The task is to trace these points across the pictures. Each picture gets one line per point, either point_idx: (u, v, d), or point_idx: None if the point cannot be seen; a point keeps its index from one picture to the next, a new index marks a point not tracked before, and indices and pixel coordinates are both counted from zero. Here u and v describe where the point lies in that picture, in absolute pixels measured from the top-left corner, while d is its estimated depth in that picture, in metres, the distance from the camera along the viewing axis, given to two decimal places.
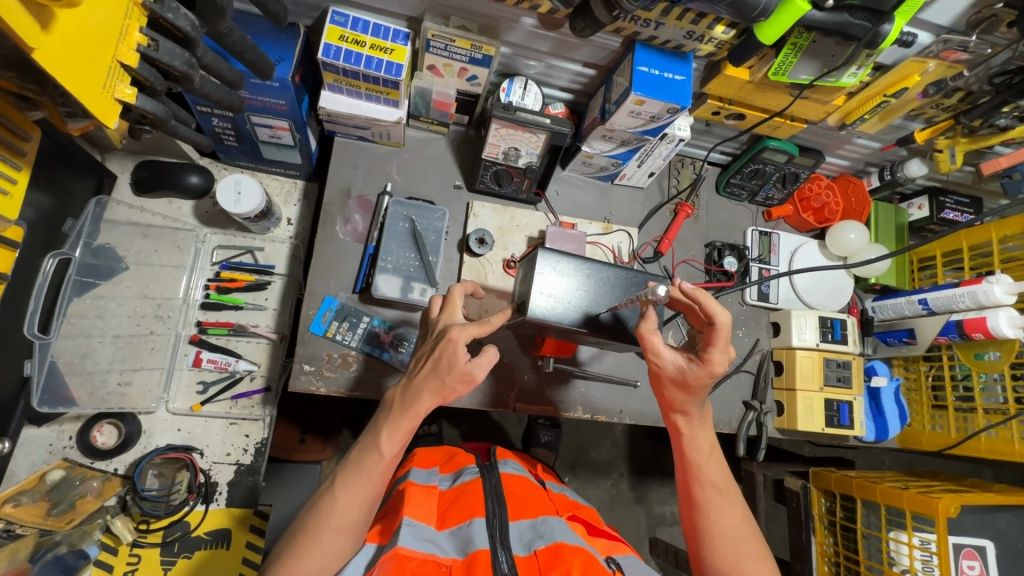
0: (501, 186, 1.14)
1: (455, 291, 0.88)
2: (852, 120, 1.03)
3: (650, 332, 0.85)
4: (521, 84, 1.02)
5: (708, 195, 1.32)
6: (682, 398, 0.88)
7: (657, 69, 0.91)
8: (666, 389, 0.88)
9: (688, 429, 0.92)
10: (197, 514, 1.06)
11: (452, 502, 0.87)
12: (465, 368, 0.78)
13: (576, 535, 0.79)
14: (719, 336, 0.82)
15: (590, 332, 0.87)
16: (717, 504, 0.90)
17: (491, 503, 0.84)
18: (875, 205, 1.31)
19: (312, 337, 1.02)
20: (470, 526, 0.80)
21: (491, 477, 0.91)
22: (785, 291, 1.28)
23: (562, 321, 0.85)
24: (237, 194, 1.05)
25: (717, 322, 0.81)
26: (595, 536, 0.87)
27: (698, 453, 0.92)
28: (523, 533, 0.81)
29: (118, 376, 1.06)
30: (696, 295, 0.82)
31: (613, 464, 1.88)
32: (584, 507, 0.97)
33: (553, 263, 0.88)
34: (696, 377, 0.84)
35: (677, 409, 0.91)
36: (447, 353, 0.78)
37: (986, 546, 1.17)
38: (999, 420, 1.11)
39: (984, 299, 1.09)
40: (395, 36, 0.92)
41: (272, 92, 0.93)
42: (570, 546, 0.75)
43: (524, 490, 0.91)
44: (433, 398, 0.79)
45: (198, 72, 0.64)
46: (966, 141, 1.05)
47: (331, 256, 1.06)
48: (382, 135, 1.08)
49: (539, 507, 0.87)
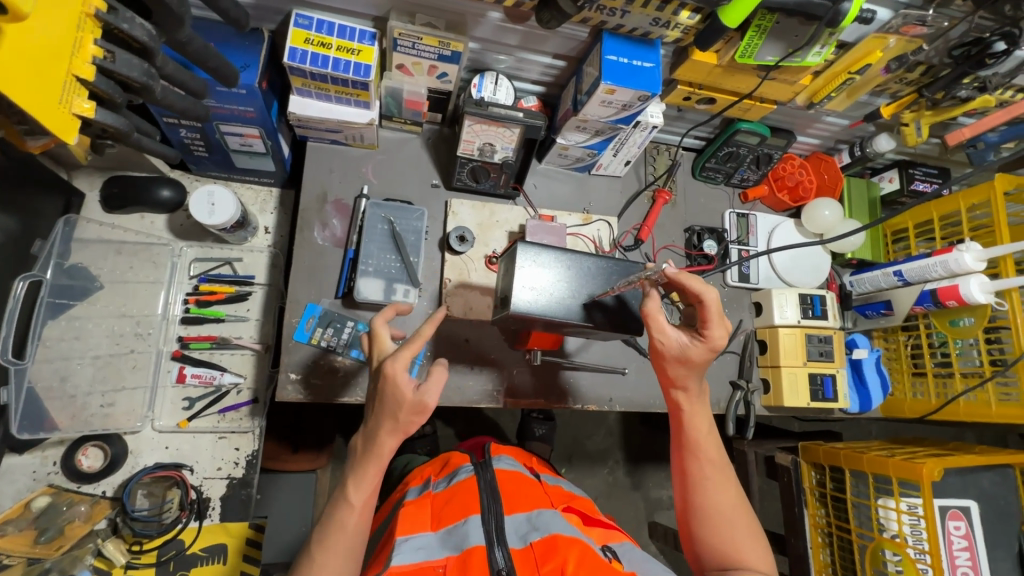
0: (479, 182, 1.14)
1: (377, 322, 0.84)
2: (820, 99, 1.04)
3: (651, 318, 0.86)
4: (492, 78, 1.04)
5: (685, 180, 1.33)
6: (687, 374, 0.91)
7: (626, 57, 0.91)
8: (669, 367, 0.91)
9: (688, 406, 0.94)
10: (191, 531, 1.04)
11: (445, 503, 0.87)
12: (414, 403, 0.75)
13: (570, 526, 0.80)
14: (713, 314, 0.84)
15: (581, 323, 0.88)
16: (712, 486, 0.91)
17: (486, 498, 0.84)
18: (847, 180, 1.34)
19: (297, 346, 1.01)
20: (465, 523, 0.81)
21: (485, 473, 0.91)
22: (765, 271, 1.31)
23: (552, 313, 0.86)
24: (211, 205, 1.03)
25: (707, 302, 0.83)
26: (591, 525, 0.88)
27: (696, 434, 0.94)
28: (518, 527, 0.81)
29: (101, 397, 1.04)
30: (682, 278, 0.82)
31: (608, 453, 1.90)
32: (579, 498, 0.98)
33: (543, 256, 0.88)
34: (696, 354, 0.88)
35: (677, 387, 0.94)
36: (391, 390, 0.75)
37: (971, 507, 1.21)
38: (977, 383, 1.15)
39: (955, 266, 1.12)
40: (362, 37, 0.92)
41: (240, 100, 0.93)
42: (566, 537, 0.76)
43: (519, 485, 0.91)
44: (394, 437, 0.77)
45: (158, 83, 0.63)
46: (931, 114, 1.08)
47: (311, 263, 1.05)
48: (355, 137, 1.07)
49: (533, 500, 0.87)
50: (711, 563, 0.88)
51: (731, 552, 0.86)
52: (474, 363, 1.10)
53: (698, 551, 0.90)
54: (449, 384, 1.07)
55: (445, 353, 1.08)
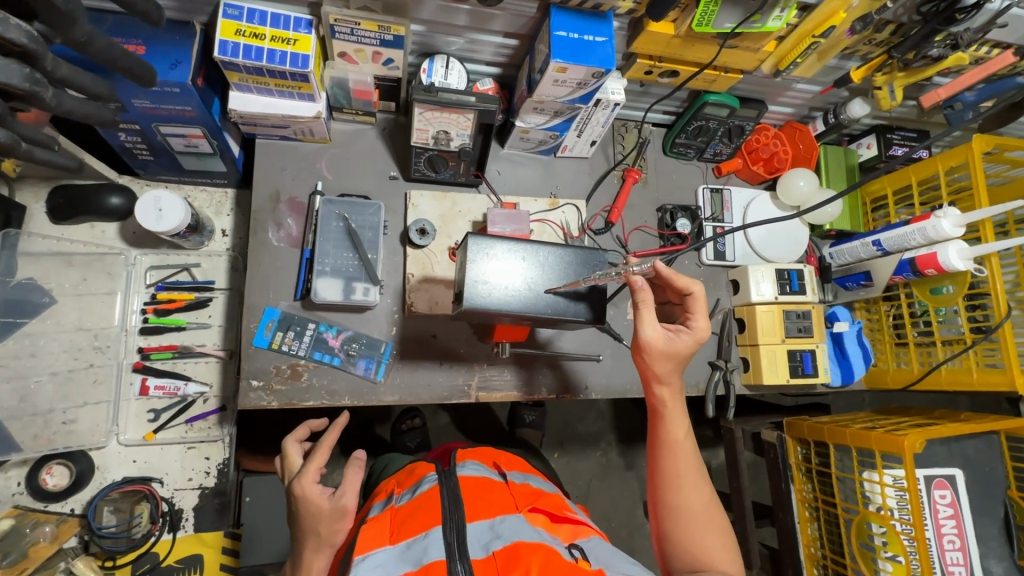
0: (438, 172, 1.09)
1: (289, 448, 0.91)
2: (786, 65, 0.99)
3: (645, 310, 0.89)
4: (443, 62, 0.99)
5: (656, 157, 1.29)
6: (671, 369, 0.94)
7: (576, 32, 0.86)
8: (653, 363, 0.94)
9: (669, 407, 0.97)
10: (164, 544, 1.03)
11: (403, 519, 0.85)
12: (336, 505, 0.81)
13: (534, 531, 0.80)
14: (698, 303, 0.93)
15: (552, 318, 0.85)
16: (682, 487, 0.93)
17: (448, 509, 0.83)
18: (823, 148, 1.30)
19: (257, 352, 0.98)
20: (426, 537, 0.79)
21: (448, 483, 0.90)
22: (741, 248, 1.27)
23: (520, 310, 0.83)
24: (158, 211, 0.99)
25: (695, 293, 0.91)
26: (558, 523, 0.88)
27: (673, 437, 0.96)
28: (481, 535, 0.80)
29: (63, 414, 1.01)
30: (673, 273, 0.91)
31: (600, 436, 1.90)
32: (548, 495, 0.97)
33: (501, 264, 0.84)
34: (682, 345, 0.92)
35: (665, 385, 0.97)
36: (308, 503, 0.81)
37: (956, 475, 1.21)
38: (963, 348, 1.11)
39: (933, 233, 1.08)
40: (297, 25, 0.87)
41: (177, 98, 0.90)
42: (530, 544, 0.76)
43: (484, 491, 0.89)
44: (322, 553, 0.81)
45: (47, 88, 0.59)
46: (903, 75, 1.03)
47: (267, 266, 1.01)
48: (305, 132, 1.03)
49: (498, 506, 0.86)
50: (680, 565, 0.89)
51: (700, 554, 0.88)
52: (442, 359, 1.07)
53: (665, 549, 0.92)
54: (419, 382, 1.05)
55: (412, 350, 1.06)
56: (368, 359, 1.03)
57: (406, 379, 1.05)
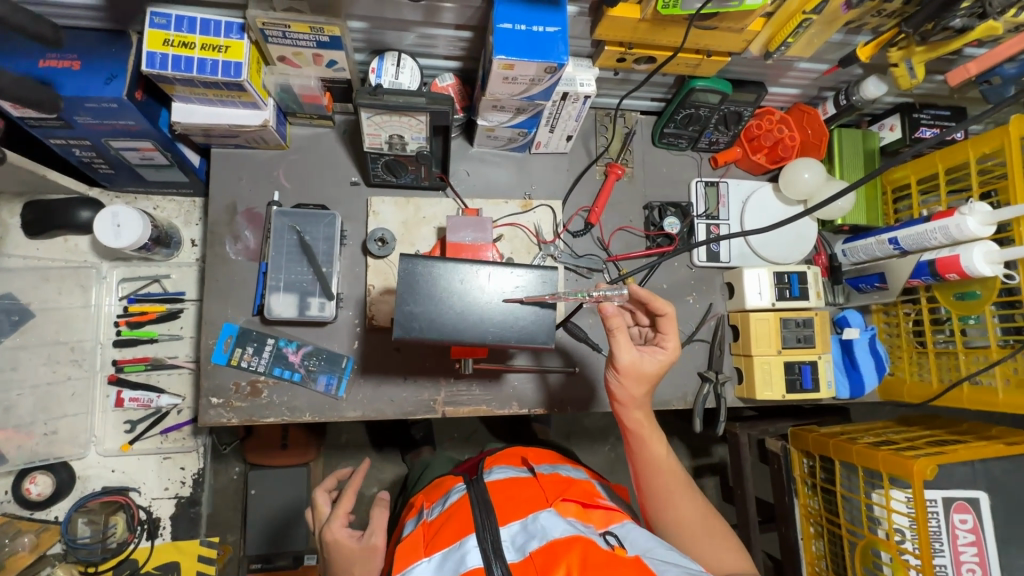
0: (398, 176, 1.03)
1: (318, 497, 1.00)
2: (775, 47, 0.86)
3: (620, 336, 0.87)
4: (394, 60, 0.92)
5: (643, 149, 1.18)
6: (643, 392, 0.93)
7: (523, 23, 0.77)
8: (627, 387, 0.92)
9: (645, 430, 0.93)
10: (142, 551, 1.06)
11: (438, 529, 0.87)
12: (363, 545, 0.87)
13: (567, 524, 0.82)
14: (670, 323, 0.93)
15: (486, 343, 0.75)
16: (675, 502, 0.89)
17: (479, 515, 0.85)
18: (837, 131, 1.15)
19: (217, 368, 0.97)
20: (461, 546, 0.81)
21: (476, 488, 0.92)
22: (738, 248, 1.16)
23: (447, 338, 0.74)
24: (117, 227, 0.99)
25: (667, 314, 0.91)
26: (590, 509, 0.90)
27: (655, 457, 0.92)
28: (515, 535, 0.82)
29: (44, 425, 1.03)
30: (646, 295, 0.89)
31: (608, 429, 1.87)
32: (578, 482, 1.00)
33: (440, 295, 0.74)
34: (652, 367, 0.91)
35: (638, 407, 0.94)
36: (337, 545, 0.88)
37: (980, 498, 1.08)
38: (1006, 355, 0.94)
39: (957, 233, 0.95)
40: (228, 31, 0.81)
41: (117, 113, 0.86)
42: (564, 538, 0.78)
43: (513, 491, 0.92)
44: None
45: None
46: (922, 50, 0.88)
47: (225, 281, 0.99)
48: (257, 140, 0.99)
49: (529, 504, 0.89)
50: None
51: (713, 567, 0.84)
52: (406, 373, 1.03)
53: None
54: (382, 397, 1.02)
55: (375, 364, 1.02)
56: (329, 375, 1.00)
57: (369, 394, 1.02)
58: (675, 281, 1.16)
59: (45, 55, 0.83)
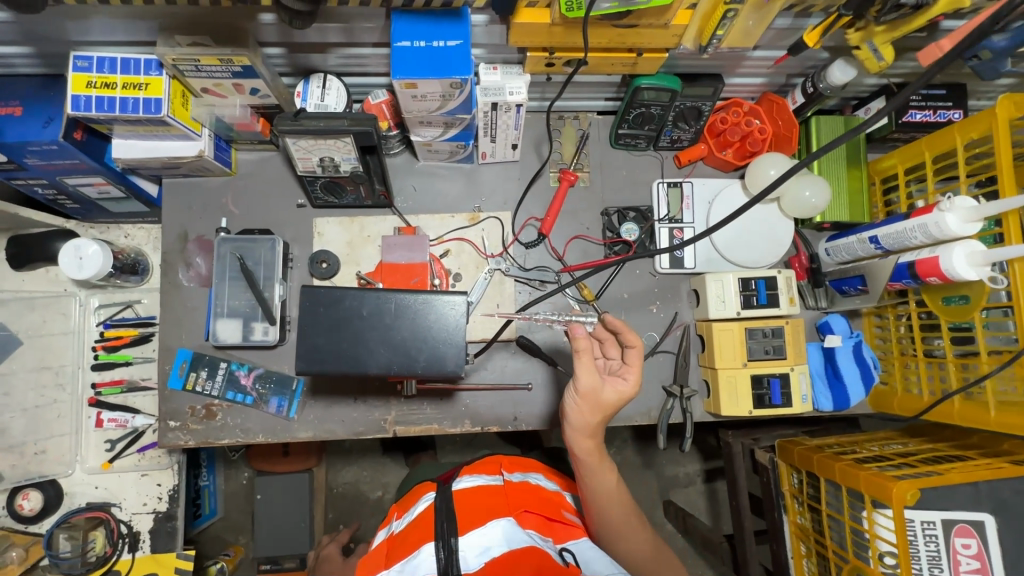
0: (340, 197, 1.03)
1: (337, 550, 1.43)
2: (707, 40, 0.80)
3: (585, 358, 0.82)
4: (319, 81, 0.91)
5: (601, 152, 1.12)
6: (597, 421, 0.86)
7: (423, 39, 0.75)
8: (580, 413, 0.86)
9: (592, 466, 0.87)
10: (124, 563, 1.11)
11: (402, 541, 0.86)
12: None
13: (524, 536, 0.81)
14: (637, 358, 0.85)
15: (392, 372, 0.74)
16: (625, 538, 0.87)
17: (440, 523, 0.82)
18: (812, 119, 1.05)
19: (173, 393, 1.01)
20: (419, 554, 0.79)
21: (443, 496, 0.89)
22: (704, 252, 1.08)
23: (349, 370, 0.73)
24: (80, 259, 1.04)
25: (637, 347, 0.84)
26: (553, 524, 0.89)
27: (606, 490, 0.87)
28: (474, 546, 0.79)
29: (34, 445, 1.11)
30: (619, 325, 0.84)
31: (614, 431, 1.83)
32: (547, 492, 0.97)
33: (354, 318, 0.74)
34: (611, 397, 0.84)
35: (590, 436, 0.87)
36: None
37: (985, 521, 0.94)
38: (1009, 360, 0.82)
39: (937, 232, 0.84)
40: (147, 68, 0.82)
41: (60, 154, 0.90)
42: (521, 550, 0.77)
43: (478, 496, 0.88)
44: None
45: None
46: (884, 29, 0.78)
47: (180, 308, 1.03)
48: (201, 169, 1.01)
49: (491, 510, 0.85)
50: None
51: None
52: (356, 394, 1.03)
53: None
54: (333, 418, 1.02)
55: (326, 385, 1.03)
56: (280, 397, 1.02)
57: (320, 415, 1.02)
58: (636, 290, 1.10)
59: None
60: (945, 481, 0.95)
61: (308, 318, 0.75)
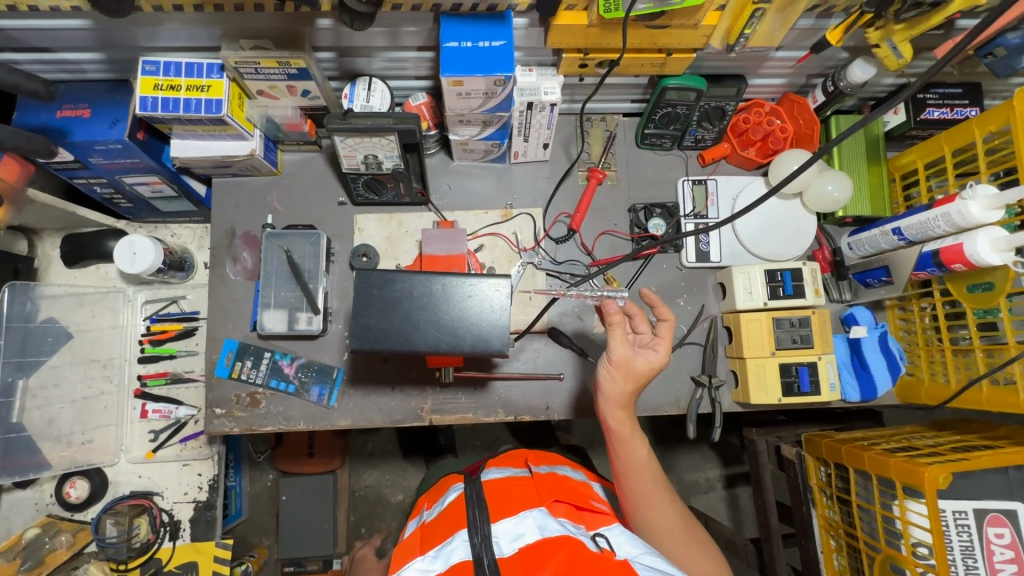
0: (379, 195, 1.08)
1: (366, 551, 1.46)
2: (735, 39, 0.86)
3: (618, 330, 0.88)
4: (365, 84, 0.97)
5: (627, 151, 1.17)
6: (630, 391, 0.90)
7: (469, 40, 0.81)
8: (610, 381, 0.90)
9: (622, 435, 0.90)
10: (165, 551, 1.15)
11: (435, 528, 0.84)
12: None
13: (558, 524, 0.77)
14: (667, 330, 0.91)
15: (439, 351, 0.79)
16: (653, 512, 0.87)
17: (472, 510, 0.80)
18: (831, 119, 1.09)
19: (219, 381, 1.05)
20: (453, 540, 0.77)
21: (473, 486, 0.87)
22: (729, 245, 1.12)
23: (400, 348, 0.78)
24: (133, 254, 1.09)
25: (670, 321, 0.90)
26: (582, 513, 0.86)
27: (636, 460, 0.89)
28: (508, 533, 0.77)
29: (81, 435, 1.14)
30: (653, 300, 0.91)
31: None
32: (574, 483, 0.95)
33: (402, 297, 0.80)
34: (643, 367, 0.88)
35: (622, 407, 0.91)
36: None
37: (1017, 510, 0.94)
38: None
39: (960, 219, 0.88)
40: (210, 71, 0.88)
41: (123, 153, 0.96)
42: (554, 539, 0.73)
43: (508, 490, 0.87)
44: None
45: None
46: (903, 28, 0.83)
47: (227, 299, 1.08)
48: (250, 168, 1.06)
49: (523, 501, 0.83)
50: None
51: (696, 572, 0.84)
52: (393, 382, 1.06)
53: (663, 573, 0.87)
54: (371, 406, 1.06)
55: (364, 374, 1.06)
56: (321, 386, 1.05)
57: (358, 403, 1.06)
58: (662, 284, 1.13)
59: (62, 106, 0.93)
60: (975, 467, 0.96)
61: (361, 298, 0.80)
